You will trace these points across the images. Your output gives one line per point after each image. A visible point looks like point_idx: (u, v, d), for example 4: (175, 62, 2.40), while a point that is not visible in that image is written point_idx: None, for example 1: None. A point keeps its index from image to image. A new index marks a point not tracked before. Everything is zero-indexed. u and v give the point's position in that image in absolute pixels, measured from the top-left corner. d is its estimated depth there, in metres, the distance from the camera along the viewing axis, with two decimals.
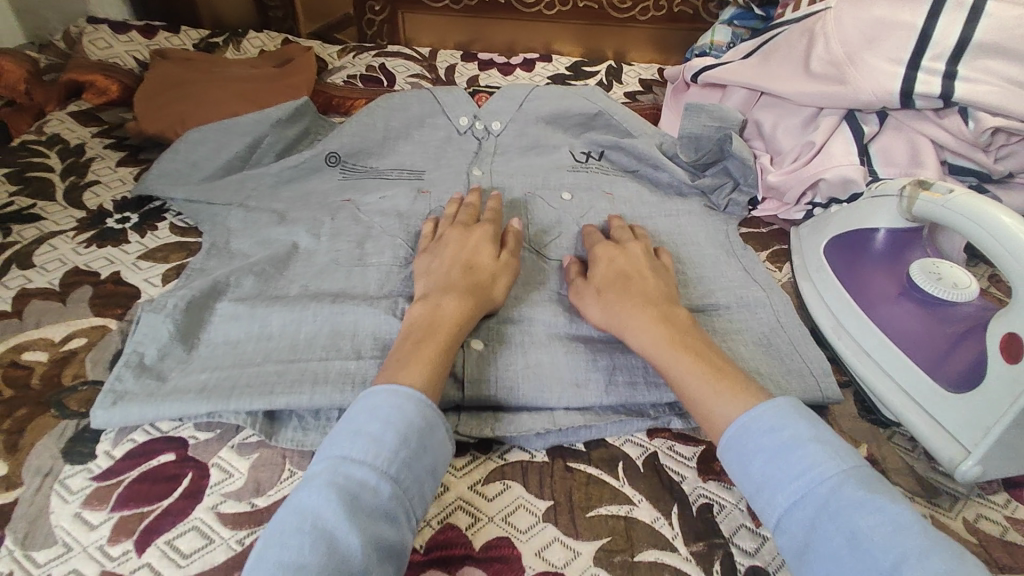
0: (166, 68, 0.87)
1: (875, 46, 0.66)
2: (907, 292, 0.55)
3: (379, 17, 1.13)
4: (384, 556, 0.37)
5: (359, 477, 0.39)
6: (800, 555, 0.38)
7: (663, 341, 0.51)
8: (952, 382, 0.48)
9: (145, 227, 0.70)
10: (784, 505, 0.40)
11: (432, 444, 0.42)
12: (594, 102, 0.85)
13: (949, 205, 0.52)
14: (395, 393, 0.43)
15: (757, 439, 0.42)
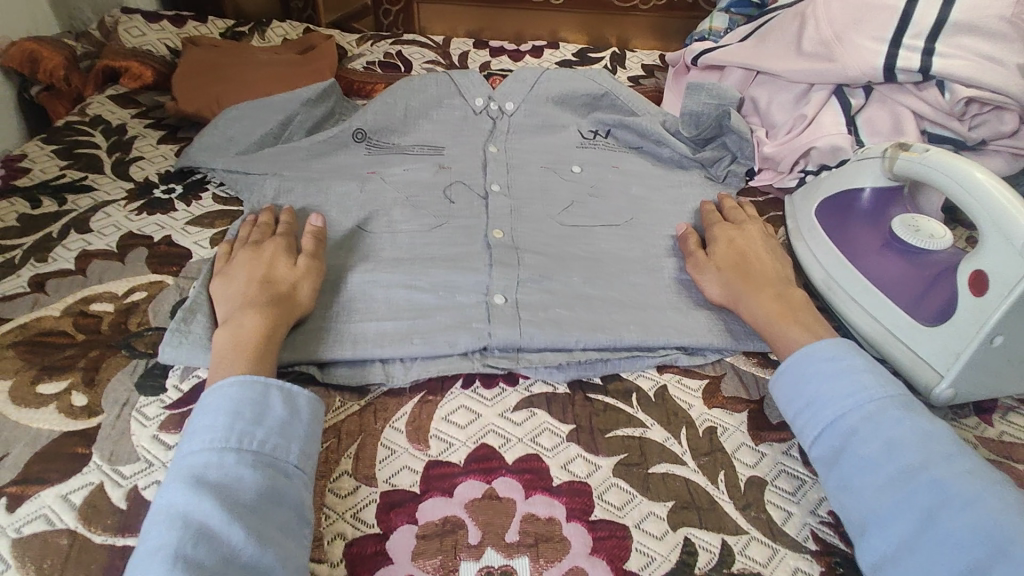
0: (200, 54, 0.92)
1: (860, 26, 0.73)
2: (890, 243, 0.60)
3: (394, 7, 1.19)
4: (265, 510, 0.41)
5: (201, 461, 0.42)
6: (834, 458, 0.46)
7: (782, 311, 0.56)
8: (928, 317, 0.54)
9: (190, 198, 0.75)
10: (830, 417, 0.47)
11: (270, 407, 0.46)
12: (601, 84, 0.91)
13: (926, 161, 0.58)
14: (220, 385, 0.47)
15: (818, 365, 0.49)
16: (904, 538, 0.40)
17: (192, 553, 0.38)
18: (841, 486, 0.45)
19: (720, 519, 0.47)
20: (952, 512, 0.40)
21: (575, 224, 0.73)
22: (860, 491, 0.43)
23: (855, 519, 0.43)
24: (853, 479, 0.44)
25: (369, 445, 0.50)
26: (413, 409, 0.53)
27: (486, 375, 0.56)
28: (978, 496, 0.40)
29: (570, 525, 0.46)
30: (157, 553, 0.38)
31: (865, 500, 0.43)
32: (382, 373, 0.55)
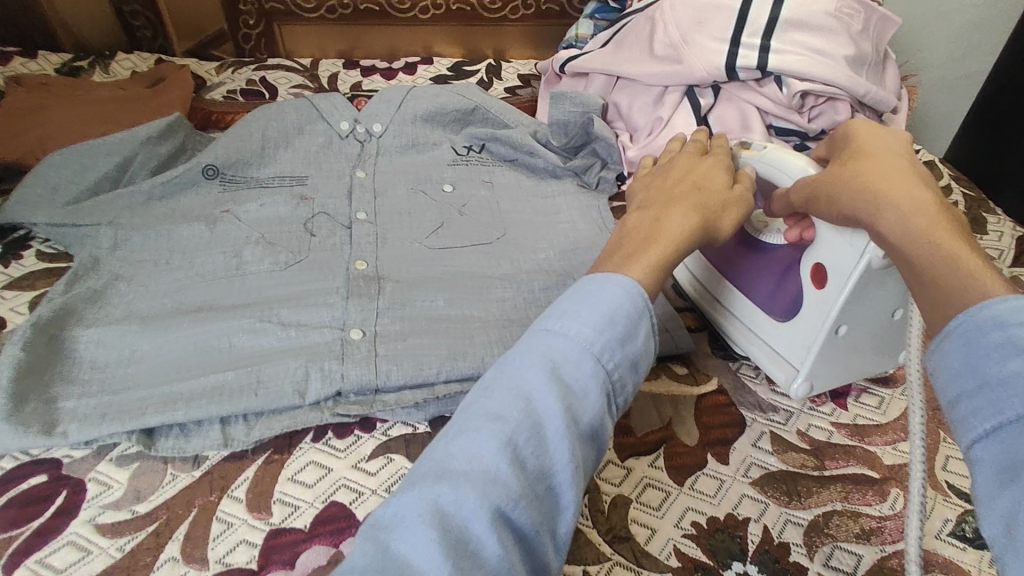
0: (25, 95, 0.84)
1: (704, 27, 0.74)
2: (741, 238, 0.59)
3: (255, 31, 1.13)
4: (586, 437, 0.36)
5: (561, 348, 0.38)
6: (1007, 472, 0.27)
7: (924, 231, 0.39)
8: (781, 313, 0.55)
9: (10, 258, 0.68)
10: (1014, 413, 0.28)
11: (637, 335, 0.39)
12: (470, 98, 0.90)
13: (765, 159, 0.56)
14: (608, 281, 0.40)
15: (991, 314, 0.30)
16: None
17: (523, 447, 0.34)
18: (1014, 516, 0.26)
19: (583, 549, 0.45)
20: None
21: (442, 248, 0.70)
22: None
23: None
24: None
25: (203, 521, 0.45)
26: (256, 473, 0.49)
27: (339, 424, 0.52)
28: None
29: None
30: (494, 423, 0.34)
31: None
32: (221, 437, 0.50)
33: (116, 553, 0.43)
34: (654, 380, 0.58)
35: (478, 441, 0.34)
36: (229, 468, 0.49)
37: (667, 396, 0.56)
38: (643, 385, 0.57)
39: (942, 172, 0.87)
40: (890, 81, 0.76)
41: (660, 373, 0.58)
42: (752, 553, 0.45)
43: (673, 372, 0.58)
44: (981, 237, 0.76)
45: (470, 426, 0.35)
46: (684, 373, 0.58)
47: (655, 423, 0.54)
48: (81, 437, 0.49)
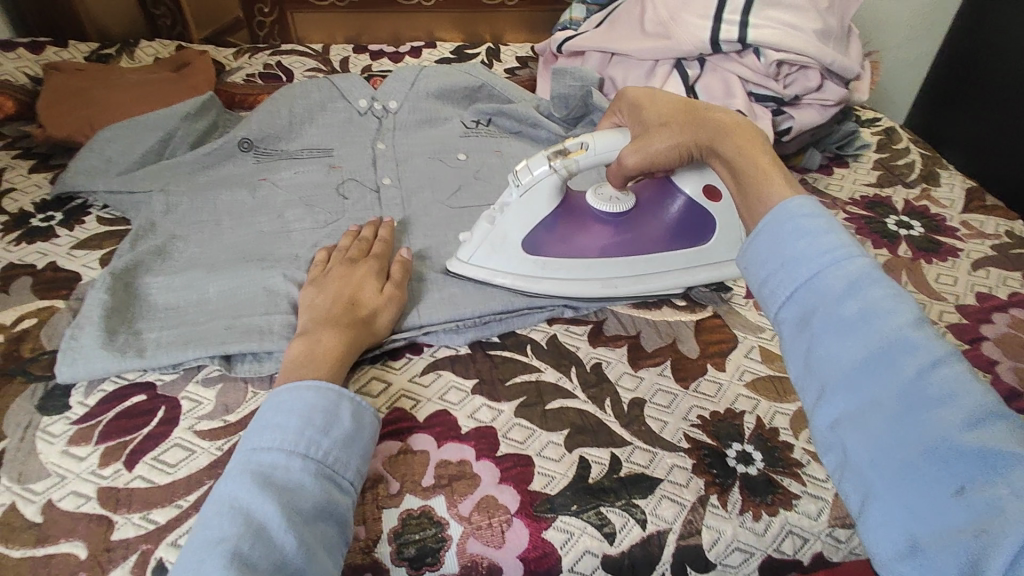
0: (64, 79, 0.90)
1: (689, 7, 0.83)
2: (617, 229, 0.65)
3: (268, 19, 1.22)
4: (317, 516, 0.42)
5: (270, 460, 0.44)
6: (801, 321, 0.39)
7: (744, 155, 0.49)
8: (698, 239, 0.65)
9: (72, 223, 0.74)
10: (802, 278, 0.39)
11: (341, 418, 0.47)
12: (476, 76, 0.98)
13: (597, 150, 0.61)
14: (297, 388, 0.48)
15: (792, 221, 0.41)
16: (867, 403, 0.35)
17: (246, 552, 0.39)
18: (810, 348, 0.38)
19: (610, 436, 0.53)
20: (958, 424, 0.32)
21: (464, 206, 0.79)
22: (830, 355, 0.37)
23: (820, 387, 0.37)
24: (823, 344, 0.37)
25: None
26: None
27: (391, 350, 0.61)
28: (948, 361, 0.34)
29: (479, 463, 0.51)
30: (216, 548, 0.39)
31: (831, 364, 0.37)
32: None
33: (216, 451, 0.51)
34: (658, 310, 0.67)
35: (206, 567, 0.38)
36: None
37: (669, 321, 0.65)
38: (648, 314, 0.66)
39: (902, 136, 0.97)
40: (854, 52, 0.86)
41: (662, 305, 0.67)
42: (748, 436, 0.54)
43: (674, 303, 0.67)
44: (935, 189, 0.87)
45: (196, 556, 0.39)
46: (683, 304, 0.68)
47: (661, 342, 0.63)
48: (170, 363, 0.56)
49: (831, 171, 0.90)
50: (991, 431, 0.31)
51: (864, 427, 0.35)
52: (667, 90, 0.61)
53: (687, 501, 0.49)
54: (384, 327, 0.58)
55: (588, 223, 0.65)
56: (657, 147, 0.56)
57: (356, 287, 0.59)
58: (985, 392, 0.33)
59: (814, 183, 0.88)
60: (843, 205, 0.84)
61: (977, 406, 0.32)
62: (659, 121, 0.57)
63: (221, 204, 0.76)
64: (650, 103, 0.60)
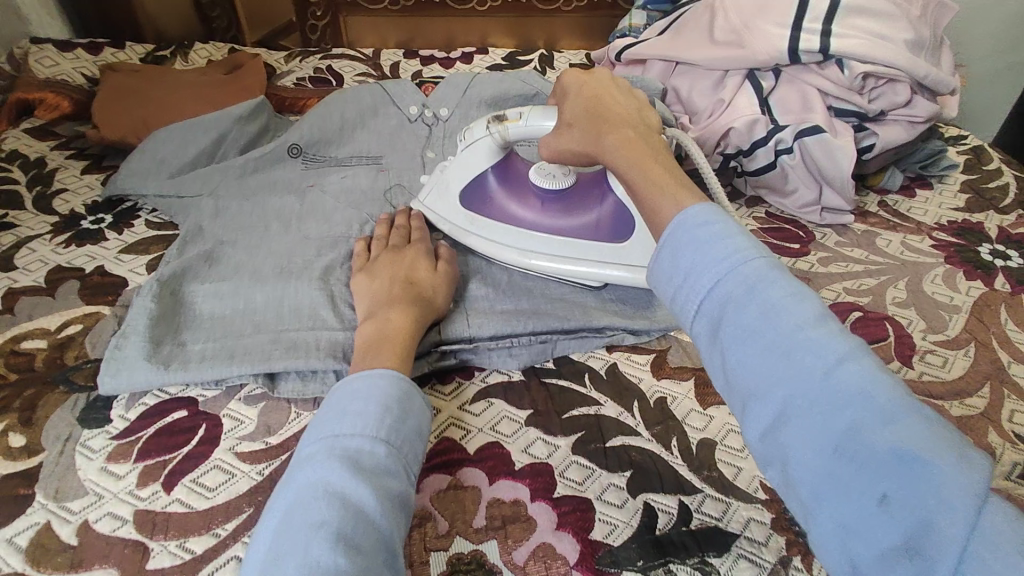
0: (119, 80, 0.91)
1: (765, 13, 0.78)
2: (544, 201, 0.65)
3: (322, 22, 1.21)
4: (400, 505, 0.41)
5: (355, 445, 0.42)
6: (713, 338, 0.36)
7: (639, 165, 0.48)
8: (616, 235, 0.61)
9: (121, 226, 0.73)
10: (705, 289, 0.37)
11: (413, 409, 0.46)
12: (531, 85, 0.91)
13: (530, 121, 0.62)
14: (371, 376, 0.46)
15: (693, 230, 0.38)
16: (781, 415, 0.32)
17: (351, 535, 0.37)
18: (724, 363, 0.36)
19: (678, 483, 0.49)
20: (872, 424, 0.30)
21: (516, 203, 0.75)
22: (742, 367, 0.34)
23: (740, 402, 0.35)
24: (734, 356, 0.35)
25: None
26: None
27: (441, 370, 0.57)
28: (855, 357, 0.31)
29: (535, 504, 0.47)
30: (319, 532, 0.36)
31: (742, 375, 0.35)
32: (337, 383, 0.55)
33: (256, 476, 0.48)
34: None
35: (307, 552, 0.36)
36: None
37: None
38: None
39: (992, 155, 0.89)
40: (946, 63, 0.79)
41: None
42: None
43: None
44: None
45: (296, 540, 0.37)
46: None
47: None
48: (212, 378, 0.54)
49: (914, 192, 0.83)
50: (904, 431, 0.29)
51: (786, 442, 0.32)
52: (602, 77, 0.59)
53: (768, 563, 0.44)
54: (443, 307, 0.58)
55: (527, 192, 0.66)
56: (570, 146, 0.58)
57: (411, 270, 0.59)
58: (894, 386, 0.30)
59: (895, 206, 0.81)
60: (929, 230, 0.77)
61: (888, 405, 0.30)
62: (572, 118, 0.57)
63: (270, 211, 0.74)
64: (575, 90, 0.59)
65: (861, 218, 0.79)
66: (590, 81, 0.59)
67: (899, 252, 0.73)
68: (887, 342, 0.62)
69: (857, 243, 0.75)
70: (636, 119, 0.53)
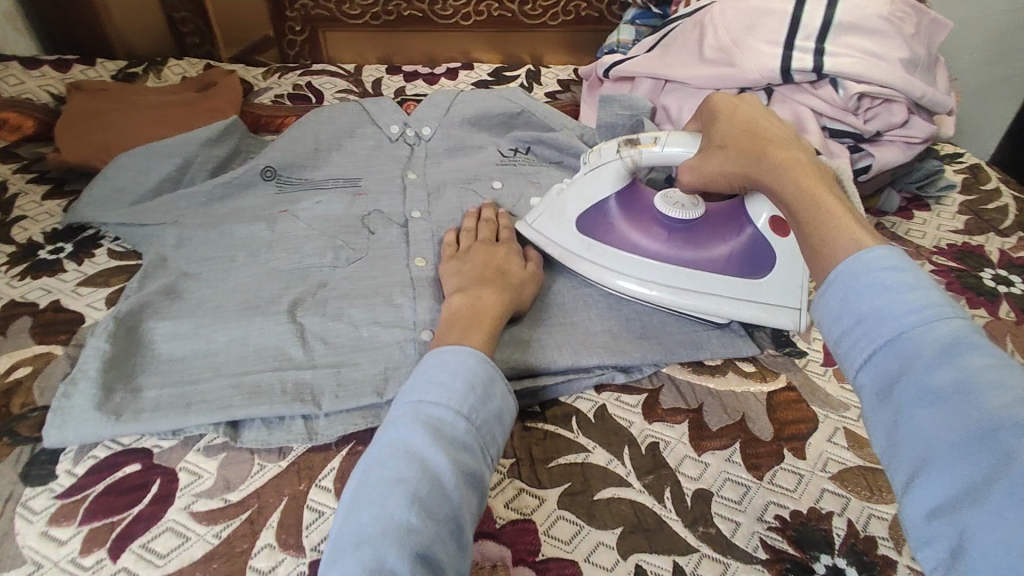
0: (86, 99, 0.87)
1: (755, 31, 0.75)
2: (668, 229, 0.62)
3: (300, 37, 1.16)
4: (470, 482, 0.41)
5: (437, 416, 0.43)
6: (884, 392, 0.33)
7: (806, 192, 0.46)
8: (756, 271, 0.58)
9: (81, 256, 0.69)
10: (885, 338, 0.34)
11: (495, 394, 0.45)
12: (516, 102, 0.90)
13: (667, 146, 0.60)
14: (459, 352, 0.47)
15: (876, 275, 0.36)
16: (967, 488, 0.28)
17: (423, 501, 0.38)
18: (897, 423, 0.32)
19: (671, 541, 0.45)
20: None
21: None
22: (923, 430, 0.30)
23: (908, 468, 0.31)
24: (912, 416, 0.31)
25: (295, 511, 0.46)
26: (341, 463, 0.50)
27: None
28: None
29: (517, 568, 0.43)
30: (396, 489, 0.38)
31: (922, 437, 0.30)
32: (304, 431, 0.51)
33: (213, 539, 0.44)
34: (722, 377, 0.58)
35: (384, 504, 0.38)
36: (315, 457, 0.50)
37: (734, 392, 0.57)
38: (712, 382, 0.57)
39: (989, 174, 0.87)
40: (941, 82, 0.77)
41: (727, 370, 0.59)
42: (839, 547, 0.45)
43: (740, 369, 0.59)
44: None
45: (371, 495, 0.38)
46: (752, 370, 0.59)
47: (728, 419, 0.54)
48: (166, 428, 0.50)
49: (911, 214, 0.81)
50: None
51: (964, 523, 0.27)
52: (754, 100, 0.58)
53: None
54: (526, 298, 0.60)
55: (650, 221, 0.63)
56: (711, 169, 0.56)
57: (500, 262, 0.61)
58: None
59: (892, 228, 0.78)
60: (928, 254, 0.74)
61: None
62: (723, 141, 0.55)
63: (240, 239, 0.71)
64: (724, 116, 0.58)
65: None
66: (742, 105, 0.58)
67: None
68: None
69: None
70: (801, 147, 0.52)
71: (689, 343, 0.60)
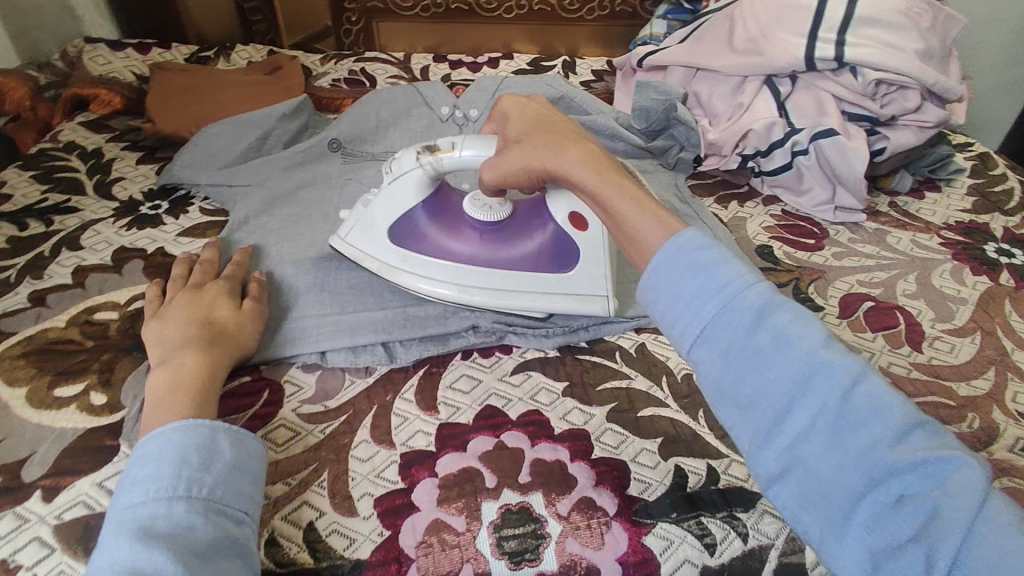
0: (169, 78, 0.97)
1: (782, 24, 0.83)
2: (479, 232, 0.64)
3: (356, 27, 1.24)
4: (215, 551, 0.39)
5: (148, 513, 0.40)
6: (720, 359, 0.37)
7: (602, 180, 0.50)
8: (559, 264, 0.63)
9: (177, 212, 0.78)
10: (713, 312, 0.38)
11: (221, 450, 0.44)
12: (556, 89, 0.98)
13: (464, 154, 0.60)
14: (161, 431, 0.44)
15: (689, 253, 0.40)
16: (799, 435, 0.35)
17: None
18: (733, 387, 0.37)
19: (705, 447, 0.53)
20: (888, 440, 0.34)
21: (689, 192, 0.86)
22: (752, 388, 0.36)
23: (755, 424, 0.36)
24: (748, 378, 0.37)
25: (384, 415, 0.55)
26: (419, 381, 0.58)
27: (482, 346, 0.62)
28: (866, 377, 0.35)
29: (574, 464, 0.51)
30: None
31: (759, 400, 0.36)
32: (386, 355, 0.60)
33: (319, 434, 0.53)
34: None
35: None
36: (397, 376, 0.59)
37: None
38: None
39: (997, 162, 0.94)
40: (954, 73, 0.84)
41: None
42: None
43: None
44: None
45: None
46: None
47: None
48: (270, 351, 0.59)
49: (923, 195, 0.88)
50: (916, 441, 0.34)
51: (804, 460, 0.35)
52: (538, 100, 0.64)
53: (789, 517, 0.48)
54: (251, 344, 0.57)
55: (461, 224, 0.64)
56: (524, 157, 0.56)
57: (207, 311, 0.56)
58: (902, 402, 0.35)
59: (905, 207, 0.85)
60: (937, 229, 0.81)
61: (905, 419, 0.34)
62: (520, 138, 0.58)
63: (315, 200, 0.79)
64: (517, 114, 0.62)
65: (873, 216, 0.83)
66: (528, 105, 0.62)
67: (908, 248, 0.78)
68: (898, 329, 0.66)
69: (870, 239, 0.79)
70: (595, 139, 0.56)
71: None
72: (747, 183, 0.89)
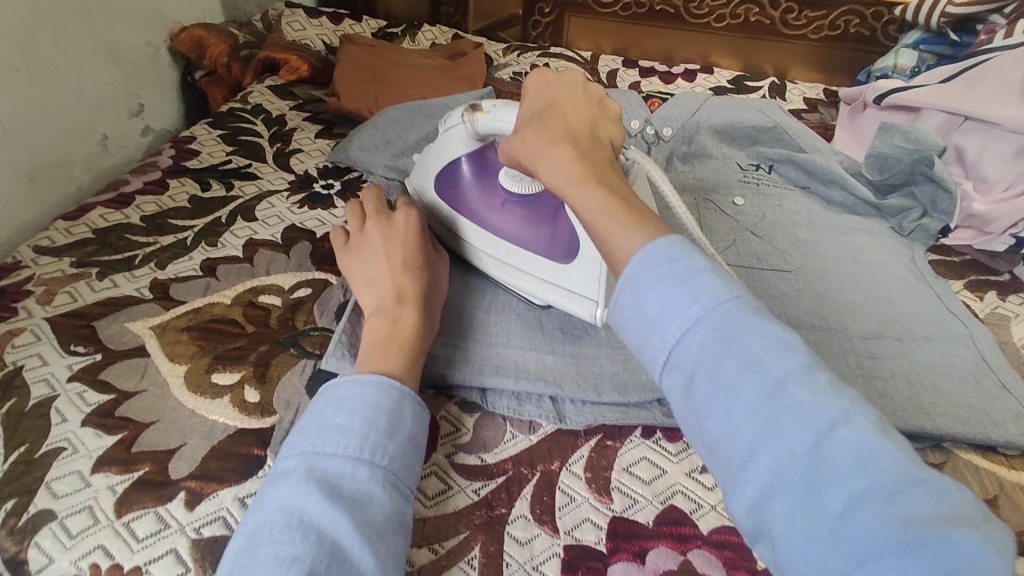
0: (357, 52, 0.93)
1: None
2: (506, 201, 0.59)
3: (546, 19, 1.17)
4: (385, 527, 0.37)
5: (334, 468, 0.38)
6: (685, 390, 0.35)
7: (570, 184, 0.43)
8: (564, 255, 0.54)
9: (348, 196, 0.75)
10: (674, 336, 0.35)
11: (405, 419, 0.42)
12: (768, 116, 0.83)
13: (498, 117, 0.55)
14: (359, 384, 0.42)
15: (653, 270, 0.37)
16: (767, 487, 0.32)
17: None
18: (699, 420, 0.35)
19: None
20: (875, 506, 0.29)
21: (929, 269, 0.70)
22: (726, 426, 0.33)
23: (722, 469, 0.34)
24: (715, 413, 0.34)
25: (549, 490, 0.46)
26: (591, 453, 0.49)
27: (668, 427, 0.51)
28: (846, 422, 0.31)
29: None
30: (288, 565, 0.34)
31: (724, 440, 0.33)
32: (554, 411, 0.51)
33: (474, 495, 0.46)
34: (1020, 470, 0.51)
35: None
36: (564, 440, 0.50)
37: None
38: (1005, 474, 0.51)
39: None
40: None
41: None
42: None
43: None
44: None
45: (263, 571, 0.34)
46: None
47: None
48: (430, 382, 0.52)
49: None
50: (905, 509, 0.29)
51: (771, 516, 0.32)
52: (567, 74, 0.52)
53: None
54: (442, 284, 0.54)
55: (496, 191, 0.60)
56: (518, 149, 0.48)
57: (402, 249, 0.53)
58: (892, 454, 0.30)
59: None
60: None
61: (897, 480, 0.29)
62: (520, 124, 0.49)
63: None
64: (534, 93, 0.51)
65: None
66: (551, 84, 0.51)
67: None
68: None
69: None
70: (586, 135, 0.47)
71: (980, 424, 0.52)
72: (1010, 271, 0.70)
